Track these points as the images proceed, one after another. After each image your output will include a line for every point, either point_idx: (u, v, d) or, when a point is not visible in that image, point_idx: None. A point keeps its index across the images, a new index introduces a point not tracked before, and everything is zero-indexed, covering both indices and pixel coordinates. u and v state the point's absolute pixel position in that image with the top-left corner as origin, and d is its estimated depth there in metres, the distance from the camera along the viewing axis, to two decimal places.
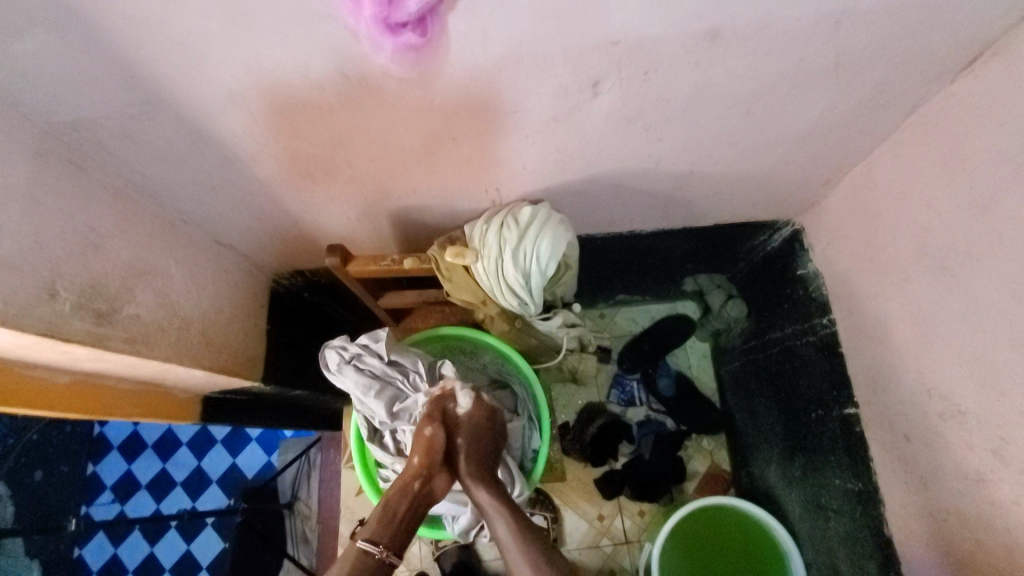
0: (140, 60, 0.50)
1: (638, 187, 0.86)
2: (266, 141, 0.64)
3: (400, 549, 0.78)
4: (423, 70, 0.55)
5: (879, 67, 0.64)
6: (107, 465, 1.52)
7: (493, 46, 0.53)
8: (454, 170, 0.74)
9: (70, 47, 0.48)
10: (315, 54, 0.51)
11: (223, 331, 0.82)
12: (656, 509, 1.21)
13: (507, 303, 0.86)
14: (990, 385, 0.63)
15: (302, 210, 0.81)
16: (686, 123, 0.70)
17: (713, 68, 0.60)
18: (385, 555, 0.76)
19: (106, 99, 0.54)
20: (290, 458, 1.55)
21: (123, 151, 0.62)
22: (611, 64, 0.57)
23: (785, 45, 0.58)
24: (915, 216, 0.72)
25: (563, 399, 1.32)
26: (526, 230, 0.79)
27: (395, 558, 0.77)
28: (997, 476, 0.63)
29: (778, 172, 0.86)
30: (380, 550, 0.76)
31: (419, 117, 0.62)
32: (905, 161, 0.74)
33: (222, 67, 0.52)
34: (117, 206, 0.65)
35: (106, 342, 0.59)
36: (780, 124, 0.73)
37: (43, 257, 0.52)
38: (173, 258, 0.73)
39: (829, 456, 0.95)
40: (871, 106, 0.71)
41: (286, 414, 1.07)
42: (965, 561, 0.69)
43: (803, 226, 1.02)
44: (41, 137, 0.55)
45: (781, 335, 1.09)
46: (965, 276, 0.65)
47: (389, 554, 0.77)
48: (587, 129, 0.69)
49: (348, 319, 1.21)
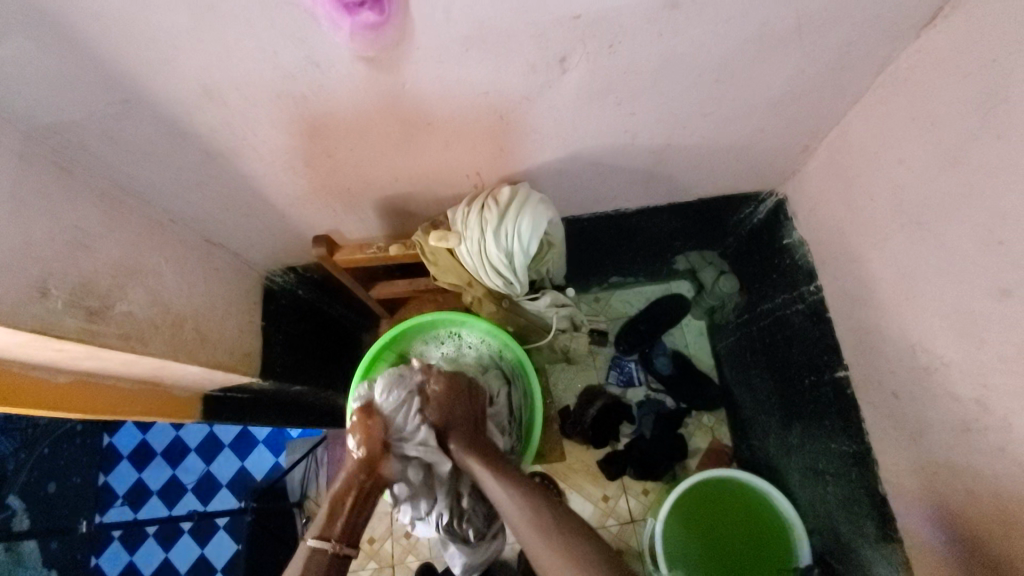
0: (113, 57, 0.52)
1: (618, 164, 0.87)
2: (243, 133, 0.65)
3: (353, 539, 0.79)
4: (388, 54, 0.56)
5: (844, 29, 0.65)
6: (118, 475, 1.54)
7: (457, 25, 0.54)
8: (434, 156, 0.75)
9: (41, 47, 0.49)
10: (282, 44, 0.53)
11: (219, 328, 0.84)
12: (660, 487, 1.27)
13: (494, 284, 0.88)
14: (971, 334, 0.64)
15: (287, 203, 0.82)
16: (657, 96, 0.71)
17: (677, 37, 0.61)
18: (339, 548, 0.78)
19: (84, 100, 0.55)
20: (297, 457, 1.58)
21: (106, 152, 0.64)
22: (575, 39, 0.59)
23: (745, 9, 0.59)
24: (890, 175, 0.73)
25: (563, 383, 1.34)
26: (506, 211, 0.80)
27: (350, 550, 0.78)
28: (981, 423, 0.64)
29: (756, 140, 0.87)
30: (334, 545, 0.77)
31: (393, 102, 0.64)
32: (876, 121, 0.75)
33: (193, 59, 0.53)
34: (106, 208, 0.67)
35: (102, 339, 0.61)
36: (751, 92, 0.74)
37: (33, 256, 0.54)
38: (163, 257, 0.74)
39: (823, 421, 0.97)
40: (839, 69, 0.72)
41: (292, 414, 1.08)
42: (957, 512, 0.70)
43: (786, 196, 1.03)
44: (23, 140, 0.57)
45: (772, 306, 1.10)
46: (940, 230, 0.66)
47: (343, 547, 0.78)
48: (561, 107, 0.70)
49: (346, 316, 1.24)
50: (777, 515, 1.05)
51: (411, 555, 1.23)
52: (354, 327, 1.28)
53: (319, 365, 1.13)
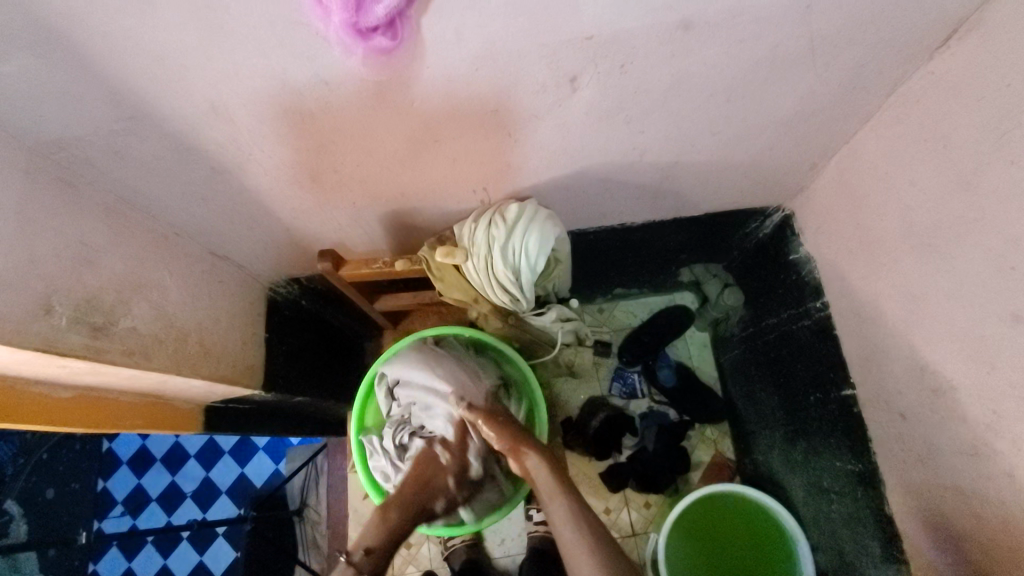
0: (121, 73, 0.51)
1: (626, 180, 0.86)
2: (250, 148, 0.65)
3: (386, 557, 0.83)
4: (398, 73, 0.55)
5: (857, 50, 0.64)
6: (117, 480, 1.53)
7: (469, 46, 0.54)
8: (442, 171, 0.75)
9: (49, 63, 0.48)
10: (293, 63, 0.52)
11: (222, 341, 0.83)
12: (662, 500, 1.26)
13: (500, 299, 0.88)
14: (981, 359, 0.63)
15: (292, 216, 0.82)
16: (667, 114, 0.71)
17: (689, 58, 0.61)
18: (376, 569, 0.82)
19: (91, 115, 0.55)
20: (296, 466, 1.58)
21: (111, 167, 0.63)
22: (587, 59, 0.58)
23: (758, 31, 0.59)
24: (901, 195, 0.72)
25: (566, 394, 1.33)
26: (513, 227, 0.79)
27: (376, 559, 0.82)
28: (991, 448, 0.63)
29: (765, 158, 0.86)
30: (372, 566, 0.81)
31: (402, 119, 0.63)
32: (887, 141, 0.75)
33: (203, 77, 0.53)
34: (111, 223, 0.66)
35: (105, 355, 0.60)
36: (761, 111, 0.74)
37: (37, 274, 0.53)
38: (167, 270, 0.74)
39: (829, 439, 0.96)
40: (850, 89, 0.71)
41: (291, 424, 1.07)
42: (965, 536, 0.69)
43: (793, 211, 1.02)
44: (28, 156, 0.56)
45: (777, 321, 1.09)
46: (951, 253, 0.66)
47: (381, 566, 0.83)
48: (570, 124, 0.69)
49: (349, 326, 1.23)
50: (779, 528, 1.05)
51: (411, 566, 1.22)
52: (355, 337, 1.28)
53: (321, 376, 1.12)
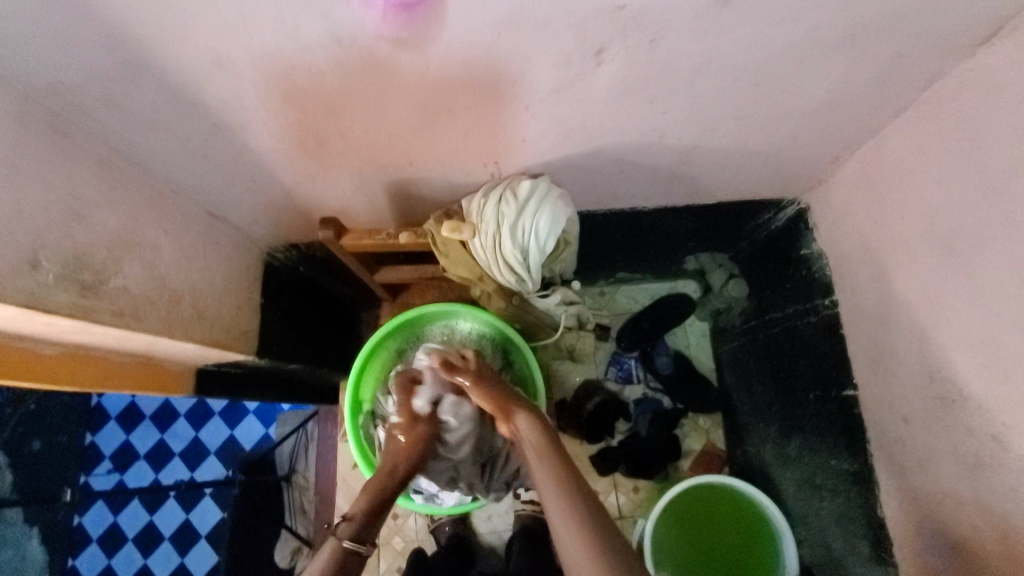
0: (121, 22, 0.48)
1: (641, 162, 0.83)
2: (255, 106, 0.61)
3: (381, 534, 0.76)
4: (417, 33, 0.52)
5: (895, 40, 0.61)
6: (105, 435, 1.52)
7: (492, 10, 0.50)
8: (452, 142, 0.72)
9: (42, 4, 0.45)
10: (303, 17, 0.49)
11: (216, 304, 0.81)
12: (650, 485, 1.24)
13: (505, 278, 0.86)
14: (995, 369, 0.62)
15: (295, 179, 0.78)
16: (692, 96, 0.68)
17: (720, 37, 0.57)
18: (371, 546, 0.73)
19: (84, 63, 0.51)
20: (287, 431, 1.53)
21: (106, 118, 0.59)
22: (615, 31, 0.55)
23: (799, 13, 0.55)
24: (926, 195, 0.70)
25: (562, 376, 1.32)
26: (524, 206, 0.77)
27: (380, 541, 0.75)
28: (996, 460, 0.62)
29: (787, 147, 0.83)
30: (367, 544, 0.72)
31: (414, 80, 0.59)
32: (916, 137, 0.72)
33: (205, 27, 0.49)
34: (105, 177, 0.63)
35: (94, 314, 0.58)
36: (790, 98, 0.71)
37: (24, 226, 0.50)
38: (162, 229, 0.71)
39: (826, 437, 0.95)
40: (885, 80, 0.68)
41: (286, 392, 1.05)
42: (960, 544, 0.69)
43: (809, 205, 1.00)
44: (19, 102, 0.53)
45: (782, 316, 1.08)
46: (974, 259, 0.64)
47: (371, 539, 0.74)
48: (589, 100, 0.66)
49: (346, 294, 1.21)
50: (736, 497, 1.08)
51: (397, 537, 1.21)
52: (353, 306, 1.26)
53: (317, 345, 1.10)
